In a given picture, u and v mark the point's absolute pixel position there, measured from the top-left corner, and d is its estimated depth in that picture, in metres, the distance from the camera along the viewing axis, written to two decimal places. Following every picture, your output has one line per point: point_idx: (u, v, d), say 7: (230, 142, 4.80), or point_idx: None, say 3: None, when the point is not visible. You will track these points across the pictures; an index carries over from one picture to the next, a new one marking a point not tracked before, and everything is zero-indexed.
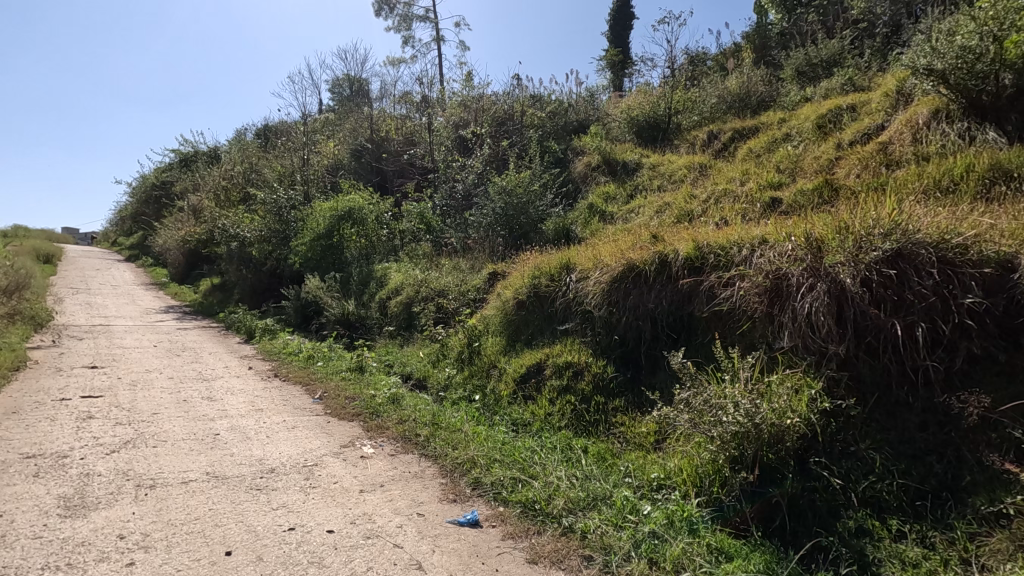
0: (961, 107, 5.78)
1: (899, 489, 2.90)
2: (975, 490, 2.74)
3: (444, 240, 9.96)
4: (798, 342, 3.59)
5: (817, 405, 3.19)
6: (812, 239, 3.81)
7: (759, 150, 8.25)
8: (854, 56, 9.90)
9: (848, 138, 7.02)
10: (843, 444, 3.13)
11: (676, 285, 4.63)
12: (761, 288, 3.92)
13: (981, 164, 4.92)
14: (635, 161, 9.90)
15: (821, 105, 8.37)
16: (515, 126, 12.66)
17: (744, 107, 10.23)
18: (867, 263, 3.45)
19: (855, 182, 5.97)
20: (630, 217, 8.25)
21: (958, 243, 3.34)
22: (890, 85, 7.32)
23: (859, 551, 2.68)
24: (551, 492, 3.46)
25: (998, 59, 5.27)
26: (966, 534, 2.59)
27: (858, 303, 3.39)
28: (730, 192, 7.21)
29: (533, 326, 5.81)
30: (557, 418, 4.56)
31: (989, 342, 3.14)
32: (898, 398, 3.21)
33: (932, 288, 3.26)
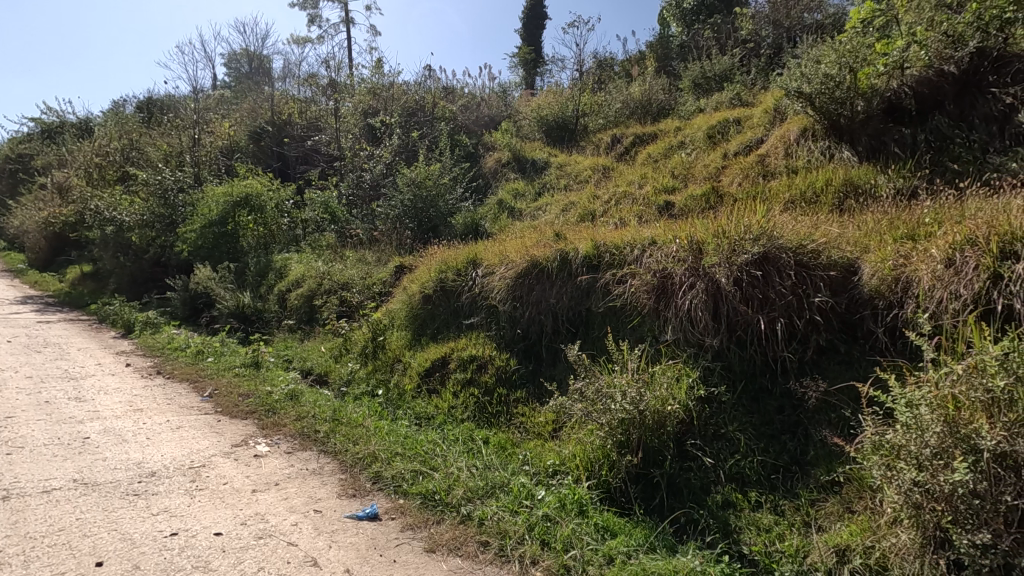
0: (824, 128, 6.49)
1: (758, 465, 3.25)
2: (816, 462, 3.12)
3: (349, 230, 9.65)
4: (680, 335, 3.96)
5: (693, 392, 3.56)
6: (694, 242, 4.19)
7: (656, 156, 8.80)
8: (742, 73, 10.82)
9: (732, 149, 7.70)
10: (715, 427, 3.48)
11: (575, 282, 4.88)
12: (649, 286, 4.25)
13: (836, 180, 5.64)
14: (544, 159, 10.17)
15: (712, 117, 9.10)
16: (426, 117, 12.47)
17: (645, 113, 10.81)
18: (739, 264, 3.85)
19: (736, 191, 6.58)
20: (538, 214, 8.49)
21: (811, 249, 3.83)
22: (768, 103, 8.11)
23: (724, 521, 3.02)
24: (450, 483, 3.55)
25: (852, 88, 6.06)
26: (809, 501, 2.97)
27: (730, 300, 3.79)
28: (629, 195, 7.67)
29: (439, 320, 5.84)
30: (460, 410, 4.63)
31: (833, 335, 3.62)
32: (762, 385, 3.65)
33: (790, 288, 3.71)
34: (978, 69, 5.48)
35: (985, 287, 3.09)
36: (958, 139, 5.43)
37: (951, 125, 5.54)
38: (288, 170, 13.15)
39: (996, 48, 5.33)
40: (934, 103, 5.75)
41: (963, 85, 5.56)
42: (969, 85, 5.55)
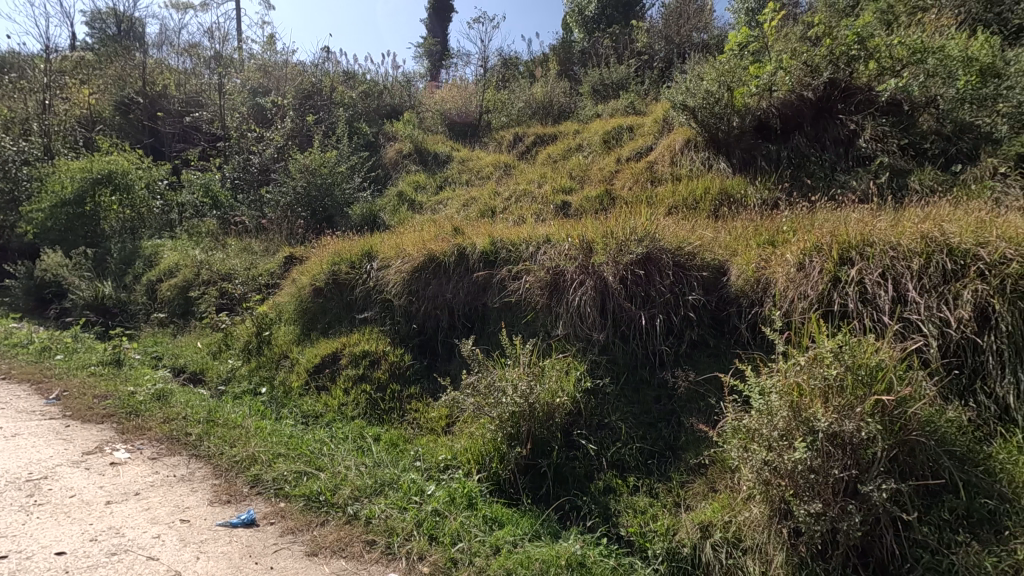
0: (703, 140, 7.01)
1: (637, 452, 3.45)
2: (687, 447, 3.36)
3: (233, 216, 8.91)
4: (570, 330, 4.14)
5: (581, 384, 3.74)
6: (585, 241, 4.39)
7: (556, 156, 9.06)
8: (636, 83, 11.43)
9: (624, 154, 8.13)
10: (600, 417, 3.66)
11: (472, 278, 4.91)
12: (542, 282, 4.40)
13: (713, 189, 6.14)
14: (446, 153, 10.07)
15: (607, 122, 9.53)
16: (322, 101, 11.83)
17: (546, 115, 11.08)
18: (624, 263, 4.11)
19: (627, 195, 6.95)
20: (438, 208, 8.40)
21: (688, 251, 4.17)
22: (658, 113, 8.64)
23: (604, 505, 3.19)
24: (337, 483, 3.42)
25: (729, 105, 6.61)
26: (679, 482, 3.20)
27: (616, 297, 4.05)
28: (529, 193, 7.83)
29: (330, 315, 5.60)
30: (350, 408, 4.46)
31: (703, 330, 3.96)
32: (642, 376, 3.89)
33: (669, 287, 4.02)
34: (830, 97, 6.20)
35: (827, 288, 3.53)
36: (813, 157, 6.17)
37: (807, 145, 6.26)
38: (162, 148, 11.90)
39: (844, 80, 6.08)
40: (795, 124, 6.43)
41: (818, 110, 6.29)
42: (823, 111, 6.27)
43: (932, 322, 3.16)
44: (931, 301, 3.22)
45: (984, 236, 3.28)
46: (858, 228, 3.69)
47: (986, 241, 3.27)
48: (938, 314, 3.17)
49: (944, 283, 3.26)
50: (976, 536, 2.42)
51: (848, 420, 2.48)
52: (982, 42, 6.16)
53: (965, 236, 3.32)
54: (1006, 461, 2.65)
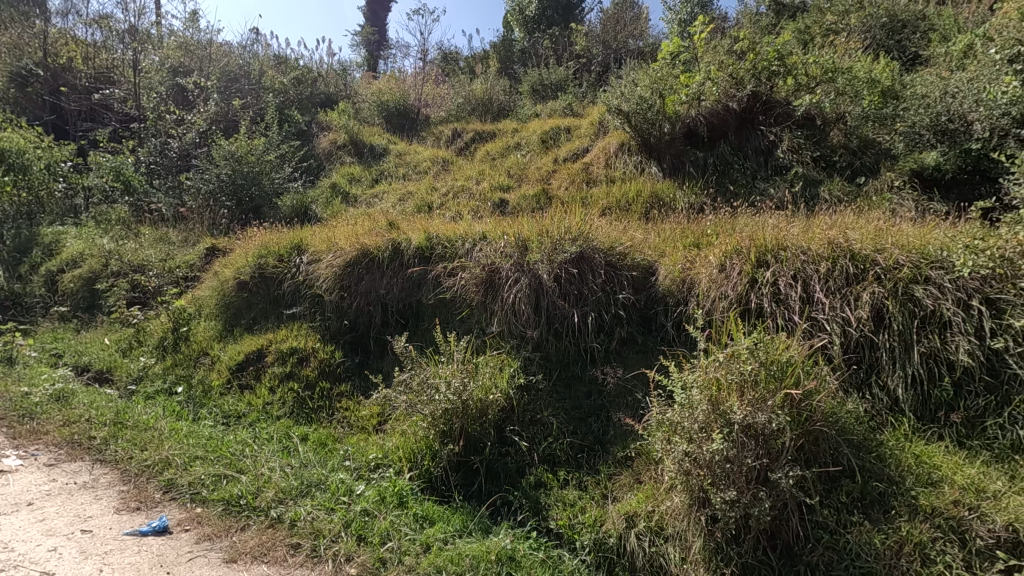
0: (636, 144, 7.23)
1: (567, 446, 3.52)
2: (615, 440, 3.48)
3: (147, 203, 8.30)
4: (505, 327, 4.16)
5: (514, 381, 3.77)
6: (520, 239, 4.43)
7: (494, 154, 9.07)
8: (574, 85, 11.64)
9: (562, 155, 8.26)
10: (532, 413, 3.71)
11: (406, 273, 4.83)
12: (478, 279, 4.40)
13: (645, 193, 6.37)
14: (383, 146, 9.83)
15: (545, 122, 9.65)
16: (250, 86, 11.25)
17: (486, 112, 11.07)
18: (558, 262, 4.19)
19: (563, 195, 7.06)
20: (373, 202, 8.19)
21: (620, 251, 4.31)
22: (594, 116, 8.84)
23: (535, 500, 3.24)
24: (260, 485, 3.28)
25: (661, 111, 6.86)
26: (607, 474, 3.30)
27: (550, 295, 4.12)
28: (466, 189, 7.79)
29: (255, 310, 5.35)
30: (275, 407, 4.27)
31: (632, 328, 4.10)
32: (574, 372, 3.98)
33: (600, 285, 4.14)
34: (753, 109, 6.62)
35: (745, 288, 3.75)
36: (736, 165, 6.52)
37: (731, 153, 6.61)
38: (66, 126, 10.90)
39: (766, 94, 6.49)
40: (721, 133, 6.78)
41: (742, 120, 6.67)
42: (746, 122, 6.66)
43: (836, 321, 3.43)
44: (835, 302, 3.49)
45: (880, 243, 3.59)
46: (773, 233, 3.94)
47: (882, 247, 3.58)
48: (841, 314, 3.45)
49: (846, 285, 3.55)
50: (868, 516, 2.65)
51: (761, 413, 2.65)
52: (883, 66, 6.76)
53: (865, 243, 3.63)
54: (894, 447, 2.93)
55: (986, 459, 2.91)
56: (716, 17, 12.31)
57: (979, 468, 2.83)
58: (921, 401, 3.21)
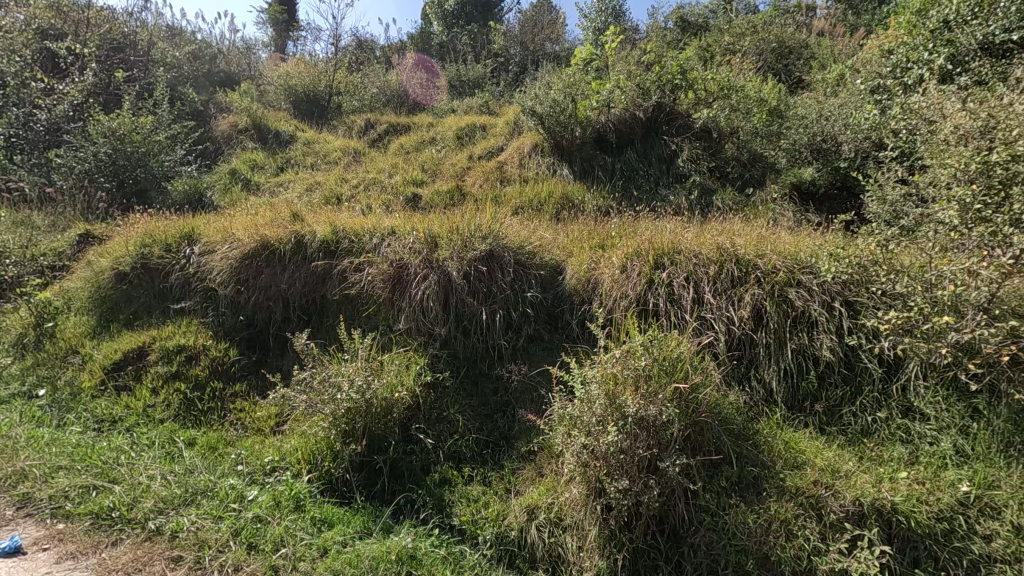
0: (549, 145, 7.35)
1: (472, 443, 3.54)
2: (519, 435, 3.54)
3: (5, 180, 7.30)
4: (412, 325, 4.11)
5: (421, 378, 3.74)
6: (430, 236, 4.38)
7: (408, 147, 8.89)
8: (492, 84, 11.69)
9: (476, 152, 8.26)
10: (438, 411, 3.69)
11: (310, 268, 4.62)
12: (385, 275, 4.30)
13: (556, 194, 6.54)
14: (289, 133, 9.32)
15: (461, 119, 9.62)
16: (136, 58, 9.94)
17: (401, 104, 10.95)
18: (468, 259, 4.19)
19: (477, 192, 7.06)
20: (278, 191, 7.75)
21: (528, 251, 4.41)
22: (509, 116, 8.93)
23: (439, 497, 3.22)
24: (137, 495, 3.02)
25: (573, 115, 7.04)
26: (511, 469, 3.36)
27: (459, 292, 4.11)
28: (378, 182, 7.58)
29: (137, 305, 4.89)
30: (158, 410, 3.93)
31: (539, 325, 4.21)
32: (481, 370, 4.02)
33: (509, 283, 4.20)
34: (657, 120, 7.02)
35: (644, 289, 3.97)
36: (641, 172, 6.87)
37: (637, 160, 6.95)
38: None
39: (669, 105, 6.92)
40: (628, 140, 7.11)
41: (647, 130, 7.04)
42: (651, 131, 7.05)
43: (721, 320, 3.73)
44: (722, 303, 3.79)
45: (761, 250, 3.94)
46: (670, 237, 4.19)
47: (763, 253, 3.93)
48: (727, 314, 3.75)
49: (732, 287, 3.86)
50: (744, 498, 2.89)
51: (653, 406, 2.83)
52: (770, 88, 7.40)
53: (748, 248, 3.95)
54: (768, 435, 3.23)
55: (841, 442, 3.28)
56: (627, 29, 12.86)
57: (835, 451, 3.19)
58: (791, 392, 3.57)
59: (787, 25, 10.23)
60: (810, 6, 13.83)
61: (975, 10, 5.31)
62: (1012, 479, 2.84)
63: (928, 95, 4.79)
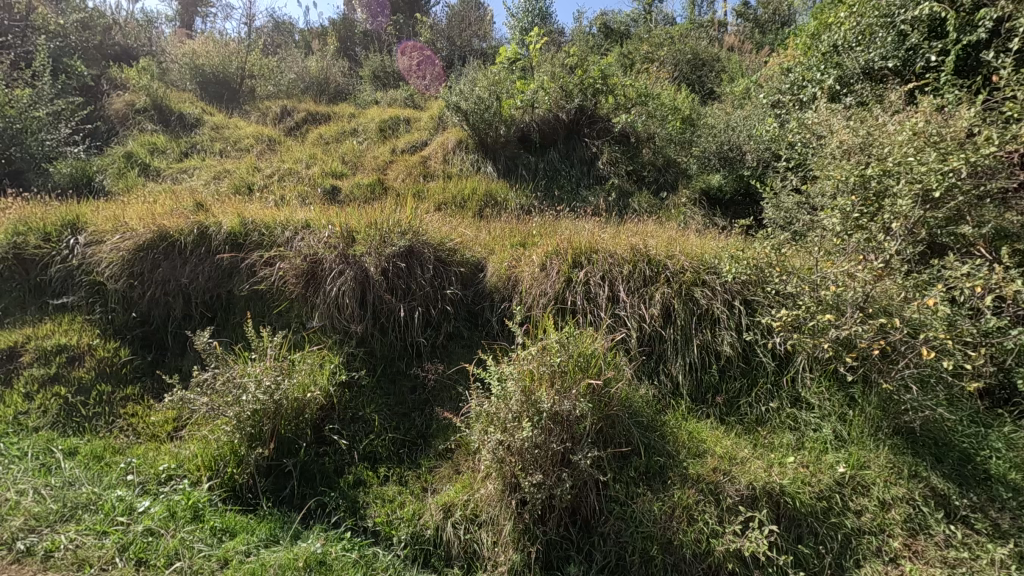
0: (473, 142, 7.31)
1: (388, 442, 3.47)
2: (437, 433, 3.52)
3: None
4: (327, 322, 3.96)
5: (335, 377, 3.61)
6: (346, 230, 4.23)
7: (327, 138, 8.55)
8: (417, 77, 11.51)
9: (400, 146, 8.10)
10: (353, 410, 3.59)
11: (215, 261, 4.33)
12: (298, 270, 4.11)
13: (480, 191, 6.53)
14: (195, 116, 8.68)
15: (385, 111, 9.38)
16: (11, 21, 8.78)
17: (321, 92, 10.50)
18: (386, 255, 4.09)
19: (399, 186, 6.91)
20: (181, 177, 7.20)
21: (448, 247, 4.38)
22: (434, 111, 8.82)
23: (352, 499, 3.13)
24: (3, 514, 2.71)
25: (498, 114, 7.03)
26: (428, 468, 3.33)
27: (377, 289, 4.01)
28: (294, 173, 7.24)
29: (8, 299, 4.37)
30: (33, 417, 3.53)
31: (458, 322, 4.21)
32: (399, 368, 3.96)
33: (428, 281, 4.16)
34: (579, 122, 7.21)
35: (562, 287, 4.06)
36: (563, 172, 7.02)
37: (559, 160, 7.10)
38: None
39: (591, 109, 7.12)
40: (551, 140, 7.24)
41: (569, 132, 7.21)
42: (573, 133, 7.23)
43: (634, 317, 3.90)
44: (634, 301, 3.96)
45: (671, 251, 4.15)
46: (588, 237, 4.31)
47: (672, 254, 4.14)
48: (639, 312, 3.92)
49: (643, 286, 4.04)
50: (650, 486, 3.04)
51: (567, 401, 2.91)
52: (683, 97, 7.82)
53: (659, 250, 4.15)
54: (674, 426, 3.41)
55: (738, 431, 3.53)
56: (552, 31, 13.11)
57: (733, 439, 3.42)
58: (696, 385, 3.79)
59: (700, 39, 10.83)
60: (721, 23, 14.76)
61: (857, 38, 5.86)
62: (879, 460, 3.20)
63: (819, 112, 5.22)
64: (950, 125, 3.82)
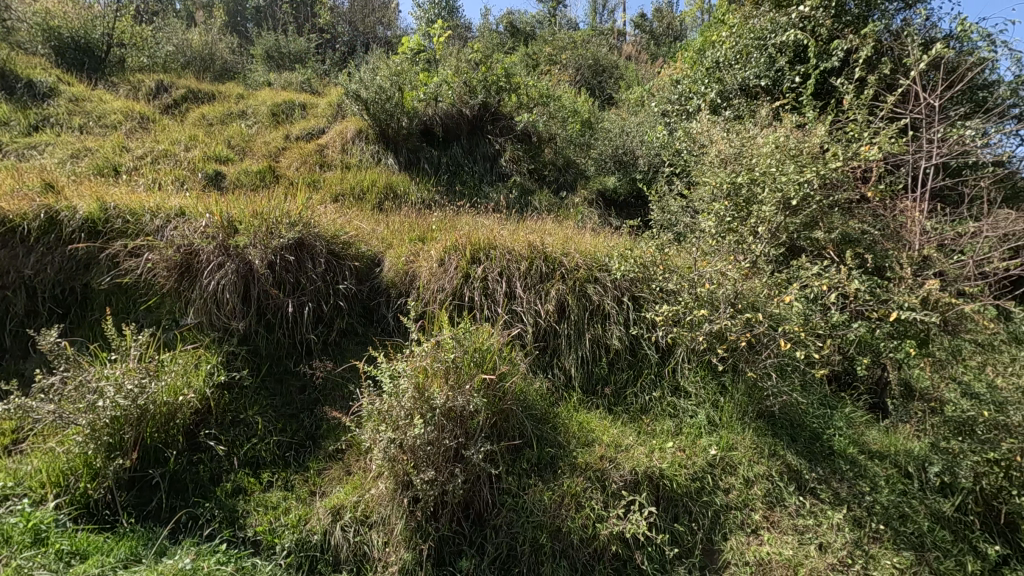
0: (374, 133, 6.95)
1: (273, 446, 3.28)
2: (326, 434, 3.38)
3: None
4: (203, 319, 3.65)
5: (213, 378, 3.34)
6: (228, 219, 3.91)
7: (211, 119, 7.85)
8: (316, 61, 10.96)
9: (294, 132, 7.64)
10: (234, 413, 3.35)
11: (67, 250, 3.82)
12: (169, 262, 3.73)
13: (380, 183, 6.33)
14: (48, 85, 7.54)
15: (278, 94, 8.82)
16: None
17: (205, 68, 9.76)
18: (273, 248, 3.83)
19: (292, 175, 6.51)
20: (28, 154, 6.26)
21: (343, 240, 4.20)
22: (332, 98, 8.43)
23: (230, 509, 2.92)
24: None
25: (400, 105, 6.71)
26: (316, 470, 3.19)
27: (261, 283, 3.75)
28: (171, 155, 6.58)
29: None
30: None
31: (352, 318, 4.08)
32: (286, 367, 3.76)
33: (320, 275, 3.97)
34: (482, 118, 7.23)
35: (460, 283, 4.06)
36: (466, 168, 7.01)
37: (462, 156, 7.07)
38: None
39: (494, 106, 7.17)
40: (455, 135, 7.17)
41: (473, 127, 7.21)
42: (476, 129, 7.23)
43: (530, 313, 3.99)
44: (531, 297, 4.04)
45: (566, 249, 4.29)
46: (486, 234, 4.33)
47: (567, 252, 4.27)
48: (534, 307, 4.01)
49: (540, 282, 4.14)
50: (542, 477, 3.13)
51: (460, 396, 2.92)
52: (583, 101, 8.15)
53: (555, 247, 4.27)
54: (565, 417, 3.54)
55: (625, 420, 3.73)
56: (459, 25, 13.05)
57: (620, 428, 3.61)
58: (587, 377, 3.95)
59: (600, 46, 11.28)
60: (620, 32, 15.50)
61: (737, 56, 6.35)
62: (745, 441, 3.53)
63: (702, 123, 5.63)
64: (806, 141, 4.29)
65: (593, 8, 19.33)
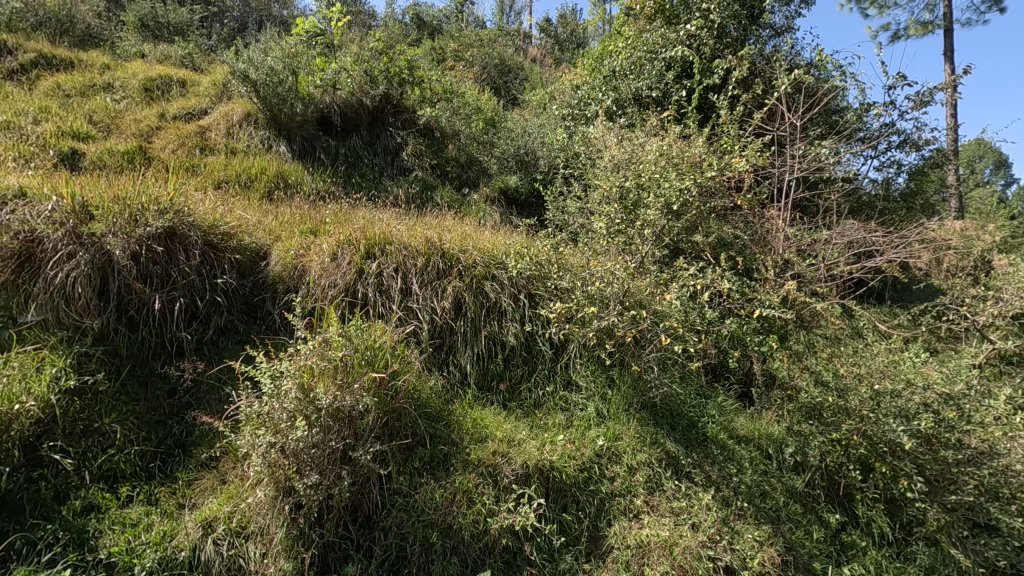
0: (264, 118, 6.48)
1: (135, 456, 2.96)
2: (198, 442, 3.11)
3: None
4: (48, 316, 3.20)
5: (60, 384, 2.94)
6: (81, 203, 3.46)
7: (69, 89, 6.92)
8: (200, 35, 10.04)
9: (171, 111, 6.93)
10: (85, 422, 2.96)
11: None
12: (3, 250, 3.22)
13: (270, 171, 5.93)
14: None
15: (152, 68, 7.97)
16: None
17: (63, 32, 8.36)
18: (138, 237, 3.45)
19: (167, 157, 5.90)
20: None
21: (222, 231, 3.89)
22: (217, 77, 7.77)
23: (79, 529, 2.60)
24: None
25: (293, 90, 6.31)
26: (186, 482, 2.93)
27: (122, 276, 3.36)
28: (14, 127, 5.70)
29: None
30: None
31: (232, 315, 3.79)
32: (152, 369, 3.41)
33: (194, 268, 3.64)
34: (383, 110, 7.03)
35: (353, 278, 3.92)
36: (366, 160, 6.76)
37: (361, 147, 6.81)
38: None
39: (396, 98, 7.00)
40: (354, 125, 6.89)
41: (374, 118, 6.97)
42: (376, 120, 7.00)
43: (425, 310, 3.93)
44: (427, 293, 3.99)
45: (464, 246, 4.28)
46: (382, 228, 4.21)
47: (465, 249, 4.27)
48: (430, 305, 3.96)
49: (437, 279, 4.10)
50: (433, 475, 3.10)
51: (349, 396, 2.81)
52: (487, 100, 8.19)
53: (453, 244, 4.25)
54: (459, 414, 3.53)
55: (518, 415, 3.80)
56: (362, 12, 12.57)
57: (513, 423, 3.67)
58: (482, 374, 3.97)
59: (506, 47, 11.40)
60: (527, 35, 15.77)
61: (631, 67, 6.70)
62: (630, 431, 3.74)
63: (598, 128, 5.88)
64: (687, 151, 4.63)
65: (501, 8, 19.49)
